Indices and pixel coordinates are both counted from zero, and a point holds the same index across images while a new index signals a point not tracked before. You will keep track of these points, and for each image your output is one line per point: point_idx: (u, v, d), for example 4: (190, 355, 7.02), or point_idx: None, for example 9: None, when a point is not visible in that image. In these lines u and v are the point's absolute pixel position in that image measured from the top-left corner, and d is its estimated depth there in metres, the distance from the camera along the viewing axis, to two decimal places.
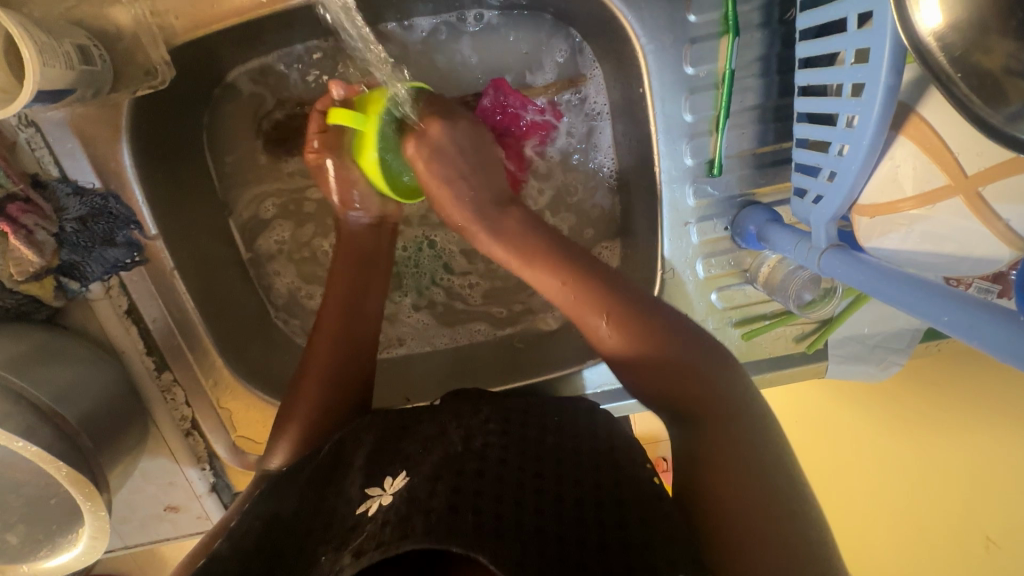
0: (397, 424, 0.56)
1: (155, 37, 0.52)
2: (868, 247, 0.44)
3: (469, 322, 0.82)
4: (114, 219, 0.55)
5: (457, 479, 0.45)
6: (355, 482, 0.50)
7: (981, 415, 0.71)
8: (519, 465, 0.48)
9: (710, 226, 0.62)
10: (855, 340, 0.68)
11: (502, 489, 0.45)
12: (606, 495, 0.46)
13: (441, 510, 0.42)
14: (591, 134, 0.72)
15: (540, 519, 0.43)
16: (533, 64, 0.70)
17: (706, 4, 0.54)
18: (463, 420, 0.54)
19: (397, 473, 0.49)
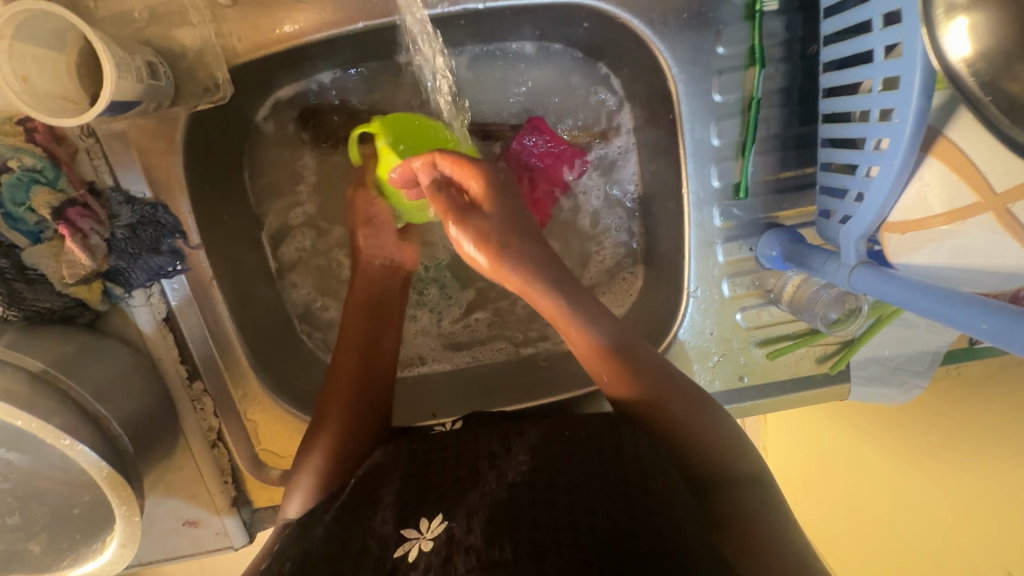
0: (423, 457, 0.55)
1: (218, 57, 0.55)
2: (897, 263, 0.47)
3: (490, 342, 0.83)
4: (162, 227, 0.57)
5: (491, 509, 0.44)
6: (387, 519, 0.49)
7: (987, 434, 0.69)
8: (547, 483, 0.46)
9: (735, 247, 0.64)
10: (876, 361, 0.70)
11: (535, 513, 0.44)
12: (636, 505, 0.45)
13: (478, 547, 0.42)
14: (614, 168, 0.75)
15: (581, 536, 0.42)
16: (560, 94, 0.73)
17: (733, 38, 0.57)
18: (497, 461, 0.52)
19: (433, 514, 0.48)
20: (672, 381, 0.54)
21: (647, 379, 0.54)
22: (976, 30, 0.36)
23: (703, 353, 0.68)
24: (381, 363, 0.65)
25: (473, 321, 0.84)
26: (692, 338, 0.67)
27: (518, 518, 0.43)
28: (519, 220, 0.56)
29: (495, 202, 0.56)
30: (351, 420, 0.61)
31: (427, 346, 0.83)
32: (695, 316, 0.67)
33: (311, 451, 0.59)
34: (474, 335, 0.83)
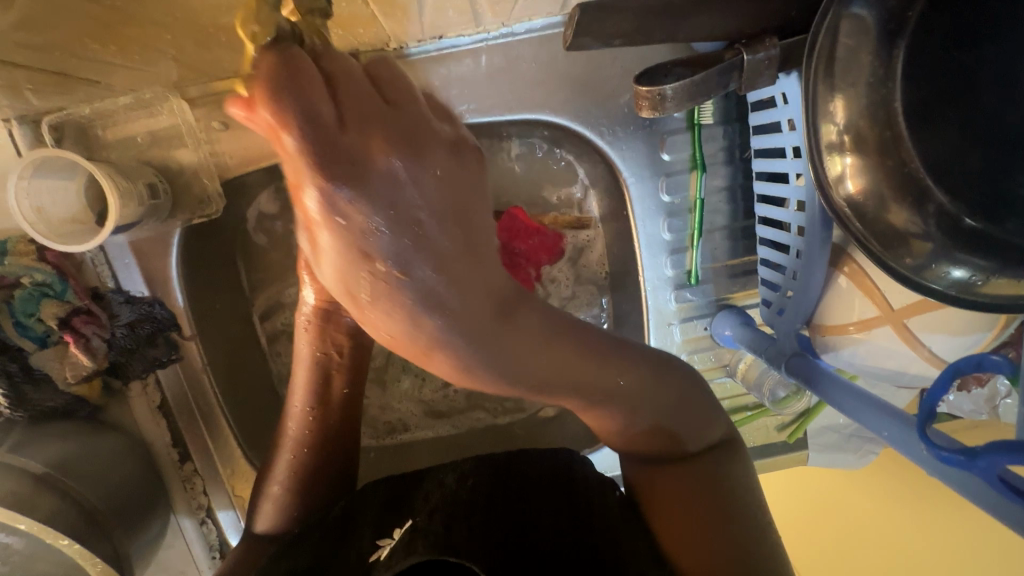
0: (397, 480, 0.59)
1: (211, 173, 0.61)
2: (824, 356, 0.51)
3: (469, 411, 0.86)
4: (158, 322, 0.62)
5: (451, 508, 0.51)
6: (364, 535, 0.53)
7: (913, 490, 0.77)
8: (502, 498, 0.53)
9: (692, 326, 0.69)
10: (832, 429, 0.74)
11: (489, 516, 0.51)
12: (583, 522, 0.51)
13: (437, 532, 0.48)
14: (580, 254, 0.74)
15: (546, 542, 0.49)
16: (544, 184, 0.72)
17: (677, 145, 0.63)
18: (457, 469, 0.58)
19: (402, 521, 0.52)
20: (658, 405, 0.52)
21: (663, 405, 0.51)
22: (856, 177, 0.42)
23: None
24: (332, 405, 0.60)
25: (451, 390, 0.86)
26: None
27: (470, 516, 0.50)
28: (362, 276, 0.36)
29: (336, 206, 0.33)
30: (306, 462, 0.61)
31: (408, 414, 0.86)
32: None
33: (277, 466, 0.61)
34: (456, 405, 0.86)
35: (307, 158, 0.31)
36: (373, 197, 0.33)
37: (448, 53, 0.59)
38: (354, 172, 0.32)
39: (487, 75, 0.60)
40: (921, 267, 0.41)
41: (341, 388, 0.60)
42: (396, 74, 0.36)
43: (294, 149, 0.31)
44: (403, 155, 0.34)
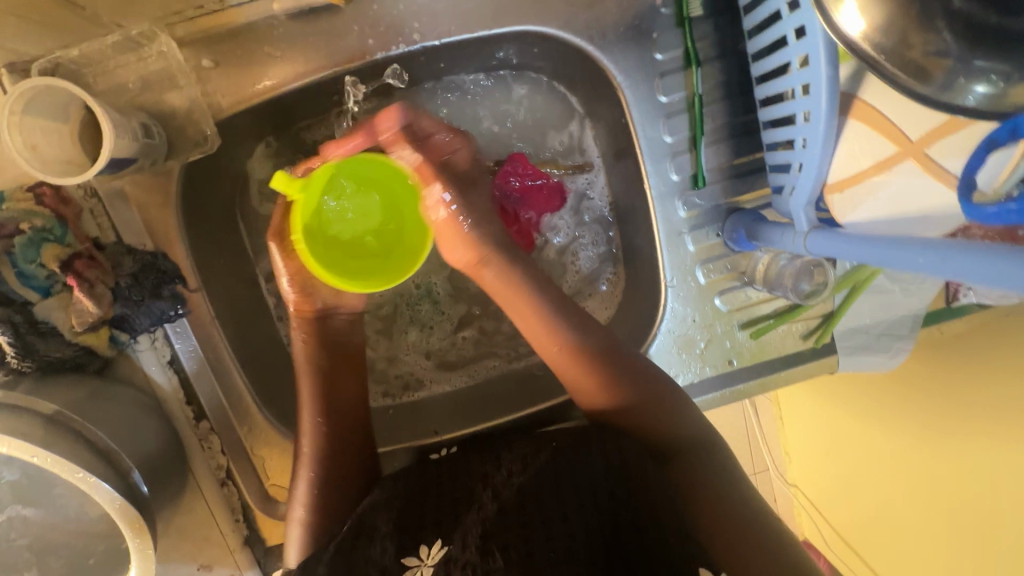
0: (417, 487, 0.63)
1: (205, 112, 0.60)
2: (846, 223, 0.49)
3: (483, 359, 0.85)
4: (162, 274, 0.61)
5: (483, 528, 0.55)
6: (386, 548, 0.56)
7: (987, 422, 0.75)
8: (515, 510, 0.56)
9: (703, 233, 0.68)
10: (859, 330, 0.72)
11: (509, 533, 0.54)
12: (606, 523, 0.54)
13: (473, 561, 0.52)
14: (583, 195, 0.82)
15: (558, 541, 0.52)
16: (533, 130, 0.80)
17: (669, 44, 0.63)
18: (490, 480, 0.61)
19: (431, 540, 0.56)
20: (638, 374, 0.63)
21: (641, 388, 0.63)
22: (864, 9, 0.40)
23: (689, 341, 0.71)
24: (337, 410, 0.65)
25: (459, 340, 0.86)
26: (677, 328, 0.71)
27: (505, 529, 0.54)
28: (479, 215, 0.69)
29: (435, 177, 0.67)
30: (322, 477, 0.63)
31: (418, 367, 0.85)
32: (676, 304, 0.70)
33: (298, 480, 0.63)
34: (469, 354, 0.86)
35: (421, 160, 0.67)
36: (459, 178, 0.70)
37: None
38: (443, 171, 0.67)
39: None
40: (946, 86, 0.40)
41: (350, 384, 0.68)
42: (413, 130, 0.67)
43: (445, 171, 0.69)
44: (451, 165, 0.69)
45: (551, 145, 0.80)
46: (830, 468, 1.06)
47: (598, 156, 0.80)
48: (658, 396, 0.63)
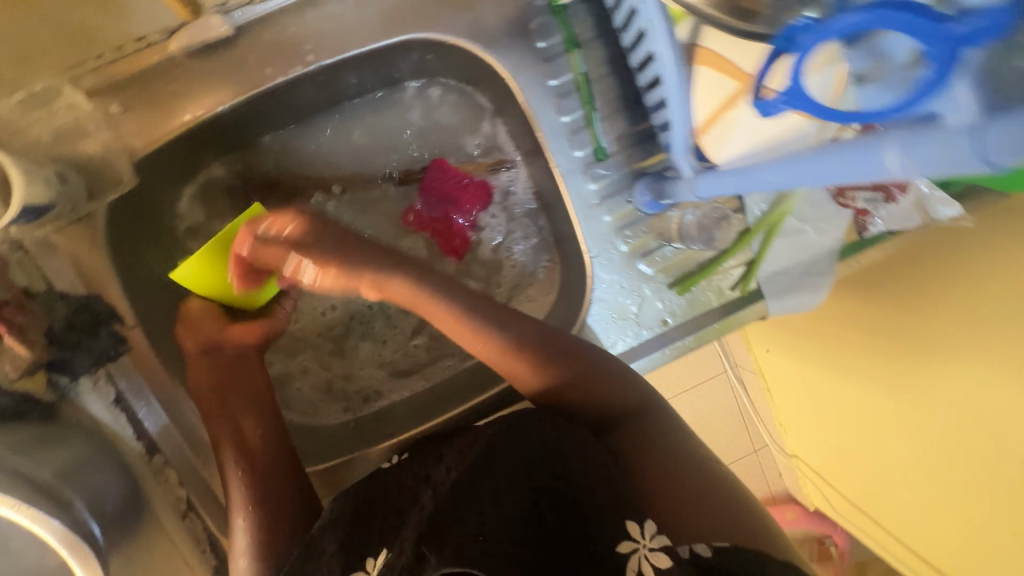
0: (366, 499, 0.63)
1: (121, 155, 0.63)
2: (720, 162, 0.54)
3: (438, 361, 0.87)
4: (97, 314, 0.64)
5: (421, 529, 0.53)
6: (334, 567, 0.56)
7: (949, 356, 0.77)
8: (453, 502, 0.55)
9: (616, 202, 0.72)
10: (782, 273, 0.75)
11: (453, 518, 0.53)
12: (546, 504, 0.56)
13: (409, 562, 0.51)
14: (506, 193, 0.84)
15: (500, 526, 0.52)
16: (453, 138, 0.82)
17: (549, 31, 0.68)
18: (434, 479, 0.60)
19: (377, 551, 0.55)
20: (581, 362, 0.67)
21: (560, 358, 0.67)
22: None
23: (622, 308, 0.74)
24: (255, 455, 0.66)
25: (412, 347, 0.87)
26: (606, 295, 0.74)
27: (440, 524, 0.53)
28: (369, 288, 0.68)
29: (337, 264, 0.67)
30: (263, 511, 0.63)
31: (374, 379, 0.86)
32: (602, 273, 0.73)
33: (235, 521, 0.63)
34: (424, 358, 0.87)
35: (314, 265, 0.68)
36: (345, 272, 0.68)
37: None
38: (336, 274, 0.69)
39: (355, 9, 0.64)
40: (772, 22, 0.45)
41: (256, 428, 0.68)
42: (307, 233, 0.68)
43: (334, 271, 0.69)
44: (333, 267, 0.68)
45: (468, 149, 0.83)
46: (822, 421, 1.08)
47: (516, 151, 0.83)
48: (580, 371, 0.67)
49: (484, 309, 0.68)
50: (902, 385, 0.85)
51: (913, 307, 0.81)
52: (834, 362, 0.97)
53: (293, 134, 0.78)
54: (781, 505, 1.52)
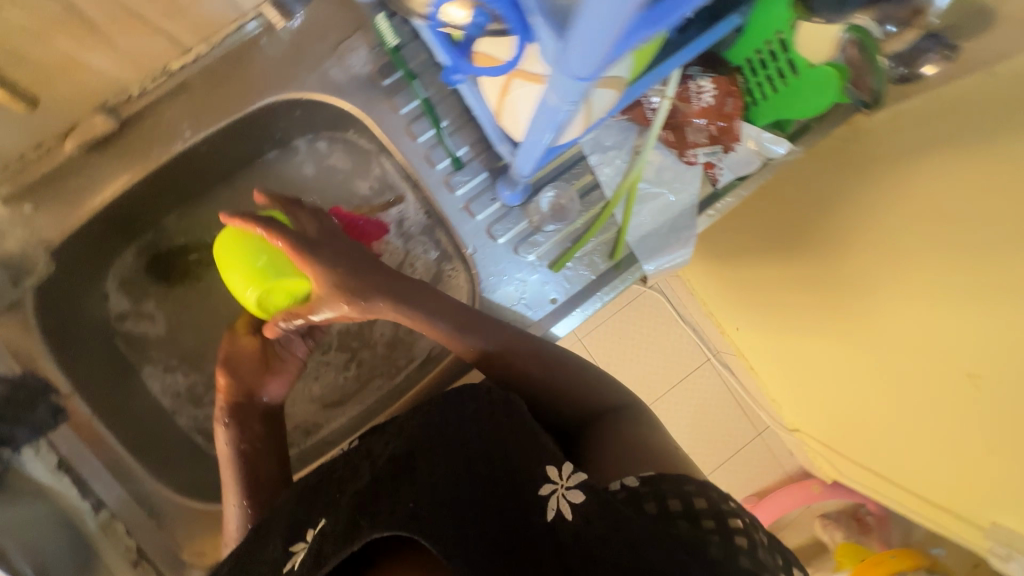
0: (310, 484, 0.67)
1: (38, 247, 0.73)
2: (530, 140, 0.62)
3: (370, 384, 0.93)
4: (35, 389, 0.72)
5: (356, 498, 0.59)
6: (278, 544, 0.62)
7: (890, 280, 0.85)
8: (386, 470, 0.60)
9: (482, 202, 0.80)
10: (647, 235, 0.83)
11: (384, 486, 0.58)
12: (476, 469, 0.57)
13: (340, 530, 0.57)
14: (401, 219, 0.90)
15: (425, 493, 0.56)
16: (343, 181, 0.90)
17: (390, 69, 0.78)
18: (374, 453, 0.65)
19: (313, 524, 0.62)
20: (539, 350, 0.73)
21: (518, 346, 0.72)
22: None
23: (510, 296, 0.81)
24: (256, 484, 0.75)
25: (344, 377, 0.93)
26: (494, 286, 0.81)
27: (372, 494, 0.58)
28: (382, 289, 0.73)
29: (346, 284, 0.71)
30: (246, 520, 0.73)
31: (309, 413, 0.92)
32: (483, 269, 0.81)
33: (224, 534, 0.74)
34: (356, 384, 0.93)
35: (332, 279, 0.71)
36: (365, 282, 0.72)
37: (185, 82, 0.75)
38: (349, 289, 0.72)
39: (221, 87, 0.76)
40: None
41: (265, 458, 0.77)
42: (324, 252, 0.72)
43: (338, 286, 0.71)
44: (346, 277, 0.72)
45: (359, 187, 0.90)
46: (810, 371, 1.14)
47: (405, 185, 0.90)
48: (542, 354, 0.73)
49: (436, 304, 0.73)
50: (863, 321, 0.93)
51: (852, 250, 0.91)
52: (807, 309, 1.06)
53: (201, 205, 0.88)
54: (799, 482, 1.50)
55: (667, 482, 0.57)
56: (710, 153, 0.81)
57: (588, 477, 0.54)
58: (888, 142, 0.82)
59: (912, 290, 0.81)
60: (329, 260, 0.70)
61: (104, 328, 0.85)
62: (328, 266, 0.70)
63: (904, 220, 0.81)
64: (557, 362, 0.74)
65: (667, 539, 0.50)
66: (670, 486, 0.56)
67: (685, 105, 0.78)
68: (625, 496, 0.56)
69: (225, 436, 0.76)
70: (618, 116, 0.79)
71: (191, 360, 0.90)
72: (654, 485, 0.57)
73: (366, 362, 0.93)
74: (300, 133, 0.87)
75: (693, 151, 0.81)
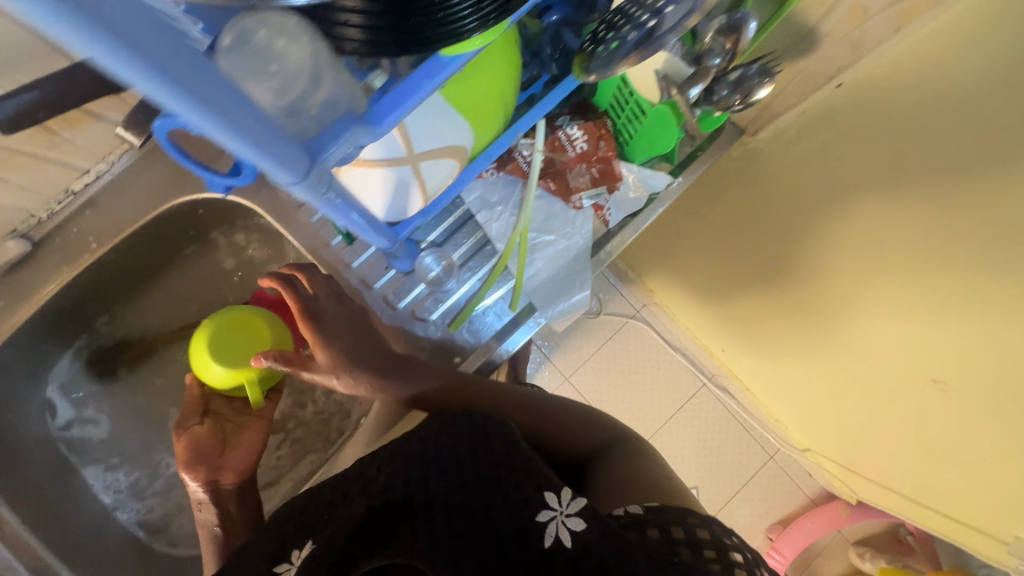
0: (299, 508, 0.63)
1: None
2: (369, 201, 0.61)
3: (301, 462, 0.91)
4: None
5: (354, 523, 0.56)
6: (262, 564, 0.58)
7: (857, 280, 0.83)
8: (386, 499, 0.58)
9: (377, 271, 0.83)
10: (545, 281, 0.84)
11: (389, 514, 0.57)
12: (476, 502, 0.56)
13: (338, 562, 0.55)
14: None
15: (436, 526, 0.56)
16: (263, 265, 0.96)
17: None
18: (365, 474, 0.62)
19: (299, 545, 0.58)
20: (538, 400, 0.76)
21: (517, 400, 0.75)
22: None
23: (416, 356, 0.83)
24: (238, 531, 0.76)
25: (275, 458, 0.91)
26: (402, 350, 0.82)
27: (376, 527, 0.56)
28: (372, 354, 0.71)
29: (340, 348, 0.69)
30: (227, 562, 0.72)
31: None
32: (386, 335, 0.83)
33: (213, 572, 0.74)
34: (287, 465, 0.91)
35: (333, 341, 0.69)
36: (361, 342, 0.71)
37: (89, 199, 0.81)
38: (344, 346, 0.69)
39: (124, 199, 0.82)
40: None
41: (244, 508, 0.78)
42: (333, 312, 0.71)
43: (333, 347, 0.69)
44: (349, 336, 0.71)
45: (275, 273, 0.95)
46: (798, 387, 1.12)
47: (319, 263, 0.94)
48: (545, 403, 0.76)
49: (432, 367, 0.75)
50: (827, 331, 0.94)
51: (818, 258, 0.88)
52: (781, 322, 1.04)
53: (130, 305, 0.93)
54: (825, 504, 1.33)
55: (669, 512, 0.55)
56: (595, 193, 0.81)
57: (588, 503, 0.53)
58: (801, 163, 0.82)
59: (872, 288, 0.81)
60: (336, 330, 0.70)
61: (45, 434, 0.89)
62: (334, 335, 0.69)
63: (847, 226, 0.79)
64: (553, 410, 0.75)
65: (665, 563, 0.48)
66: (672, 515, 0.55)
67: (561, 154, 0.80)
68: (630, 522, 0.55)
69: (202, 521, 0.75)
70: (496, 172, 0.81)
71: (131, 456, 0.93)
72: (657, 514, 0.55)
73: (296, 441, 0.92)
74: (215, 227, 0.93)
75: (577, 197, 0.81)
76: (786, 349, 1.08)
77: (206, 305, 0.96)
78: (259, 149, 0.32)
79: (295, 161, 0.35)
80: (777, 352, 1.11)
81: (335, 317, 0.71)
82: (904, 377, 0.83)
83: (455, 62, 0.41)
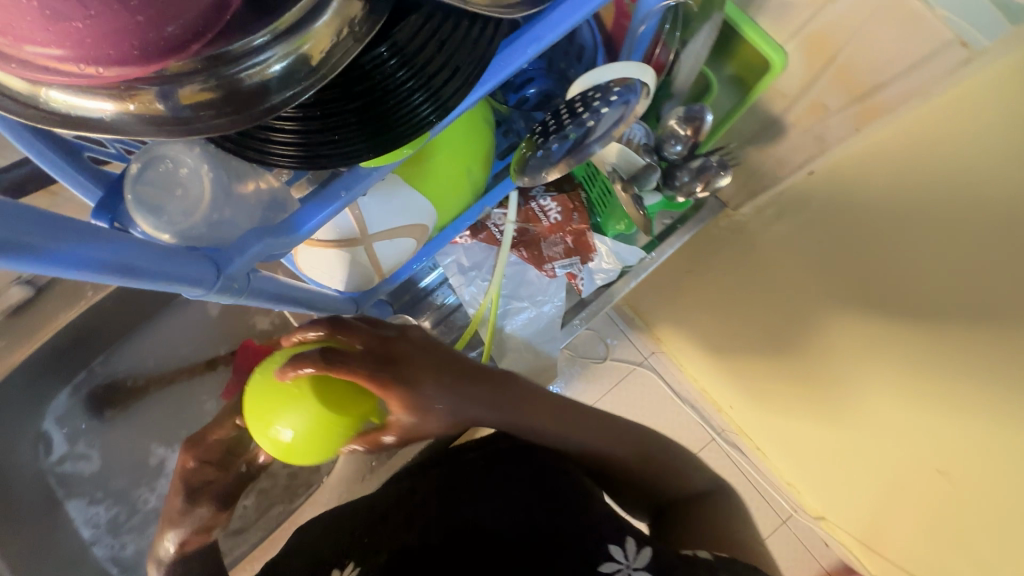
0: (349, 528, 0.57)
1: None
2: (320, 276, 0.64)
3: (270, 512, 0.92)
4: None
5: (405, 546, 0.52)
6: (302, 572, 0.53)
7: (857, 354, 0.76)
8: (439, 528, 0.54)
9: None
10: (514, 349, 0.85)
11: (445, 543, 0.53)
12: (543, 539, 0.52)
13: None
14: None
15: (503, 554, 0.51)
16: (253, 314, 1.01)
17: None
18: (408, 502, 0.58)
19: (346, 562, 0.52)
20: (644, 446, 0.62)
21: (625, 441, 0.61)
22: None
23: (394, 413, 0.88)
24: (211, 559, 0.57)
25: (242, 509, 0.90)
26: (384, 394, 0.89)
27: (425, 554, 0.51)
28: (473, 399, 0.54)
29: (433, 398, 0.50)
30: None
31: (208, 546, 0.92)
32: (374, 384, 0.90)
33: None
34: (255, 515, 0.91)
35: (427, 404, 0.50)
36: (464, 390, 0.53)
37: None
38: (449, 386, 0.52)
39: None
40: None
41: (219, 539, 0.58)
42: (409, 349, 0.51)
43: (432, 404, 0.50)
44: (445, 385, 0.51)
45: (262, 322, 1.00)
46: (804, 455, 0.99)
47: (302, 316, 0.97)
48: (648, 452, 0.62)
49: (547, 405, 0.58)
50: (832, 403, 0.85)
51: (801, 324, 0.83)
52: (777, 388, 0.98)
53: (126, 346, 0.98)
54: None
55: (738, 564, 0.51)
56: (568, 263, 0.80)
57: (655, 553, 0.50)
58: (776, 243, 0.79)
59: (872, 366, 0.75)
60: (427, 379, 0.50)
61: (36, 466, 0.93)
62: (430, 387, 0.50)
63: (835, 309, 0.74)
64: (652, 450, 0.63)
65: None
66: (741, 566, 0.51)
67: (535, 224, 0.79)
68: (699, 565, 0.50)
69: None
70: (470, 239, 0.81)
71: (113, 492, 0.96)
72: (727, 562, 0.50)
73: (265, 492, 0.92)
74: None
75: (551, 265, 0.81)
76: (787, 418, 0.99)
77: (198, 349, 1.01)
78: (96, 266, 0.30)
79: (148, 265, 0.33)
80: (771, 419, 1.03)
81: (420, 346, 0.52)
82: (921, 463, 0.73)
83: (379, 173, 0.43)
